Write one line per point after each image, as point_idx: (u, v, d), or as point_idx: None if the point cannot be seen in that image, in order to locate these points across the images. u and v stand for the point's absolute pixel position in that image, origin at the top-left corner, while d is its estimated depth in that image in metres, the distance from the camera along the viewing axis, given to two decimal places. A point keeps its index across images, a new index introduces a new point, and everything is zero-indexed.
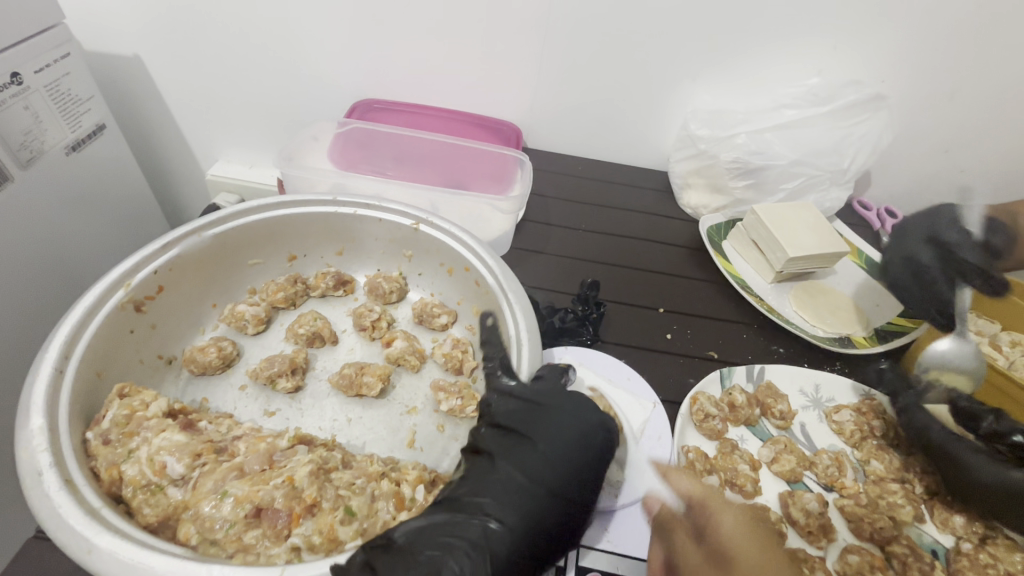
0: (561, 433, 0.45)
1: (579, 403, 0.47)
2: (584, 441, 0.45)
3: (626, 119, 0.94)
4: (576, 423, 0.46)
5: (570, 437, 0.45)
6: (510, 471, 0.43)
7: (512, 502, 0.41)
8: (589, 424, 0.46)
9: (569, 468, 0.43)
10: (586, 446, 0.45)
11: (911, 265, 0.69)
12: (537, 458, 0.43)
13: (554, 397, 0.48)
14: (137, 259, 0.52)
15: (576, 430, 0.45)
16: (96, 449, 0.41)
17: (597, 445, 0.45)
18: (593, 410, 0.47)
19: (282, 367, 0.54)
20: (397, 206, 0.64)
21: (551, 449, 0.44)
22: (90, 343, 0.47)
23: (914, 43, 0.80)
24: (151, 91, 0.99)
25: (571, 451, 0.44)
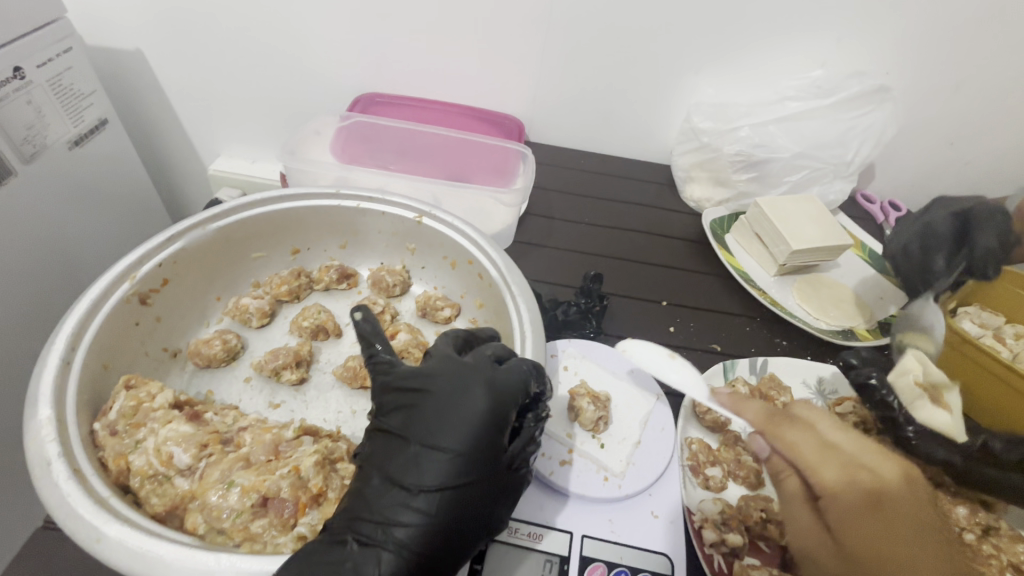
0: (439, 418, 0.40)
1: (458, 378, 0.42)
2: (465, 411, 0.40)
3: (629, 112, 0.94)
4: (454, 401, 0.40)
5: (452, 412, 0.40)
6: (390, 469, 0.39)
7: (395, 503, 0.38)
8: (467, 398, 0.40)
9: (448, 453, 0.39)
10: (467, 422, 0.40)
11: (924, 233, 0.78)
12: (416, 451, 0.39)
13: (432, 378, 0.42)
14: (141, 252, 0.52)
15: (454, 411, 0.40)
16: (103, 440, 0.42)
17: (479, 421, 0.40)
18: (471, 380, 0.41)
19: (286, 359, 0.54)
20: (400, 198, 0.63)
21: (430, 436, 0.39)
22: (96, 335, 0.47)
23: (918, 34, 0.80)
24: (153, 86, 0.99)
25: (451, 435, 0.39)
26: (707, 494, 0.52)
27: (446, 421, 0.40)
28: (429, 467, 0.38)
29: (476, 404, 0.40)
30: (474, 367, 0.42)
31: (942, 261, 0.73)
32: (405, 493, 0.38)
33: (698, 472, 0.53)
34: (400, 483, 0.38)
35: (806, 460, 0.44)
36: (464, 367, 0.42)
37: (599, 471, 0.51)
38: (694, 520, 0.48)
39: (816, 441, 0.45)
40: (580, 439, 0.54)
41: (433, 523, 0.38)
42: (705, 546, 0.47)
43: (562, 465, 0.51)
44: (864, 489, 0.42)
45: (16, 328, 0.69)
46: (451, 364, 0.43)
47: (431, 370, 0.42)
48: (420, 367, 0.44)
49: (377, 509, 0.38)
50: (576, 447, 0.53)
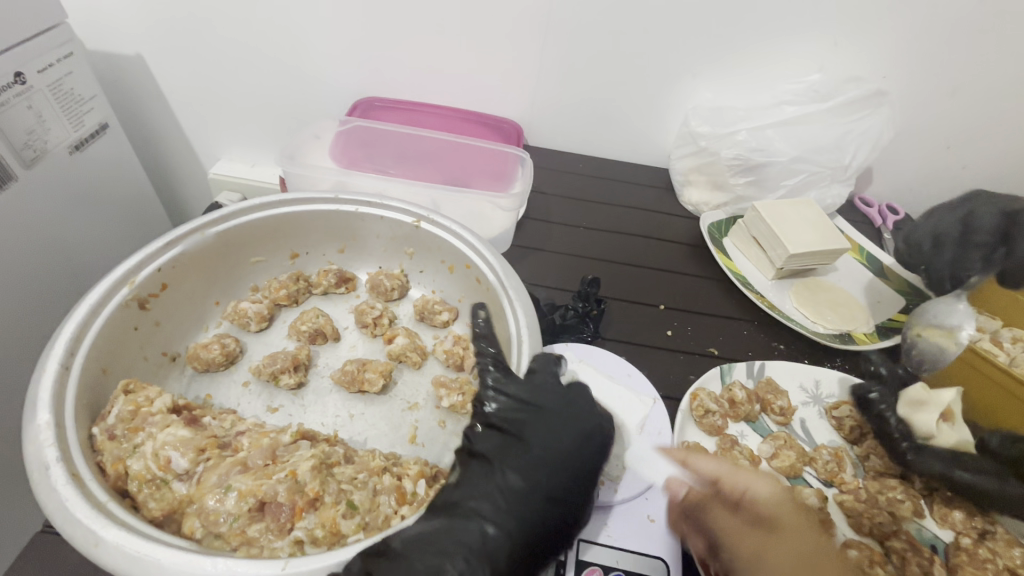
0: (562, 429, 0.46)
1: (575, 398, 0.48)
2: (589, 431, 0.46)
3: (627, 116, 0.94)
4: (574, 416, 0.47)
5: (576, 426, 0.46)
6: (516, 469, 0.43)
7: (517, 499, 0.41)
8: (593, 416, 0.47)
9: (570, 461, 0.44)
10: (587, 437, 0.46)
11: (964, 226, 0.70)
12: (539, 456, 0.44)
13: (551, 393, 0.48)
14: (141, 257, 0.52)
15: (575, 425, 0.46)
16: (102, 444, 0.42)
17: (596, 436, 0.46)
18: (588, 403, 0.48)
19: (284, 363, 0.54)
20: (399, 203, 0.64)
21: (554, 443, 0.45)
22: (95, 340, 0.47)
23: (915, 39, 0.80)
24: (153, 90, 1.00)
25: (573, 446, 0.45)
26: None
27: (572, 433, 0.45)
28: (548, 471, 0.43)
29: (596, 422, 0.47)
30: (585, 393, 0.49)
31: (976, 257, 0.67)
32: (529, 490, 0.42)
33: None
34: (529, 480, 0.42)
35: (718, 477, 0.45)
36: (583, 394, 0.49)
37: (595, 475, 0.51)
38: (688, 525, 0.48)
39: (722, 464, 0.46)
40: None
41: (549, 519, 0.42)
42: (698, 553, 0.46)
43: None
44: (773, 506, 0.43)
45: (16, 332, 0.69)
46: (563, 385, 0.49)
47: (555, 387, 0.48)
48: (531, 379, 0.49)
49: (502, 502, 0.41)
50: None
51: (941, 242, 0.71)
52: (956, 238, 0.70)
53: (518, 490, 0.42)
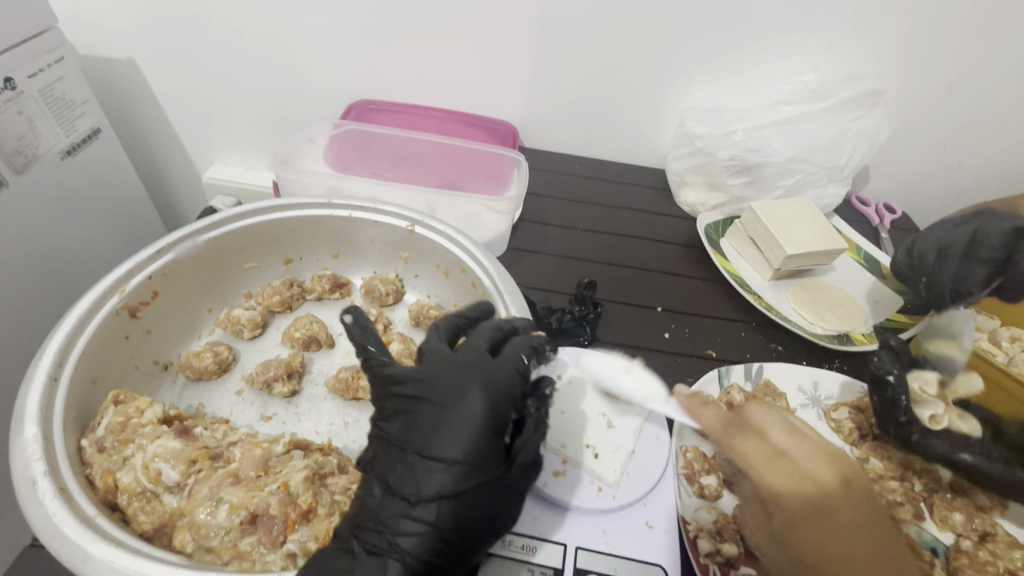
0: (441, 425, 0.40)
1: (452, 378, 0.42)
2: (464, 413, 0.40)
3: (624, 117, 0.94)
4: (447, 405, 0.40)
5: (445, 416, 0.40)
6: (392, 480, 0.40)
7: (398, 512, 0.39)
8: (465, 398, 0.40)
9: (444, 459, 0.39)
10: (462, 424, 0.39)
11: (971, 238, 0.67)
12: (414, 460, 0.39)
13: (427, 384, 0.42)
14: (131, 265, 0.52)
15: (446, 414, 0.40)
16: (91, 457, 0.41)
17: (471, 416, 0.39)
18: (462, 381, 0.41)
19: (278, 371, 0.54)
20: (393, 208, 0.63)
21: (429, 442, 0.39)
22: (84, 351, 0.47)
23: (910, 38, 0.80)
24: (146, 95, 0.99)
25: (447, 442, 0.39)
26: (702, 503, 0.51)
27: (442, 427, 0.40)
28: (432, 471, 0.39)
29: (471, 406, 0.40)
30: (463, 368, 0.42)
31: (981, 273, 0.65)
32: (408, 500, 0.39)
33: (693, 480, 0.52)
34: (402, 492, 0.39)
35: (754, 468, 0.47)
36: (459, 369, 0.42)
37: (593, 482, 0.50)
38: (690, 530, 0.48)
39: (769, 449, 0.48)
40: (575, 450, 0.53)
41: (433, 525, 0.38)
42: (701, 555, 0.47)
43: (557, 476, 0.50)
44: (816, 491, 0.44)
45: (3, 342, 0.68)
46: (446, 367, 0.43)
47: (427, 375, 0.42)
48: (413, 370, 0.44)
49: (382, 517, 0.39)
50: (570, 459, 0.52)
51: (947, 255, 0.69)
52: (959, 253, 0.67)
53: (395, 502, 0.39)
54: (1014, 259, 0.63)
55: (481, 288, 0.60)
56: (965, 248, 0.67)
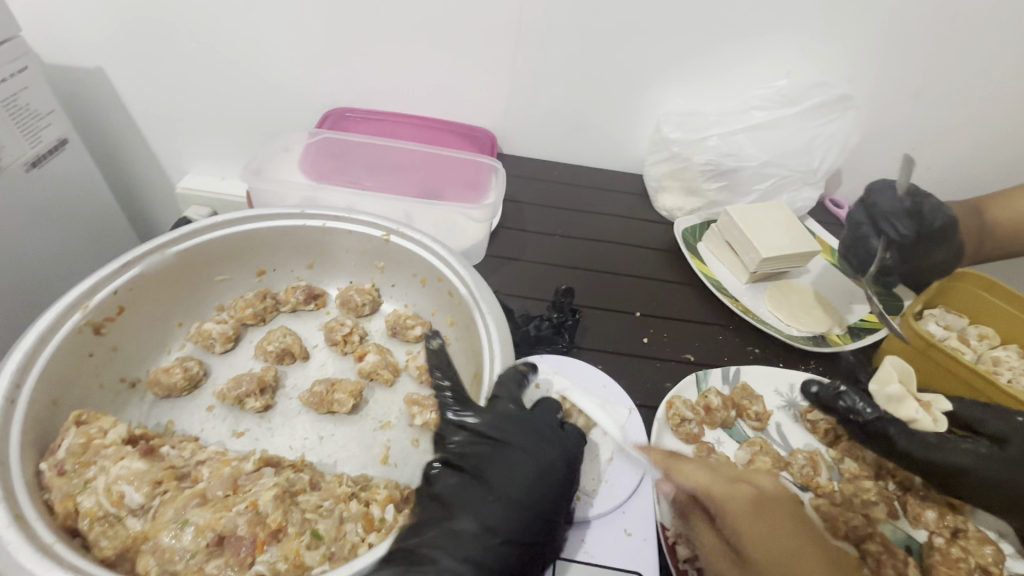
0: (529, 471, 0.43)
1: (530, 430, 0.46)
2: (547, 468, 0.44)
3: (601, 124, 0.94)
4: (533, 454, 0.44)
5: (531, 465, 0.43)
6: (475, 510, 0.41)
7: (477, 541, 0.39)
8: (549, 453, 0.45)
9: (525, 502, 0.42)
10: (543, 476, 0.43)
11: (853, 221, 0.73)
12: (497, 497, 0.41)
13: (507, 429, 0.45)
14: (95, 280, 0.50)
15: (533, 462, 0.44)
16: (50, 481, 0.40)
17: (556, 473, 0.44)
18: (545, 438, 0.46)
19: (250, 386, 0.53)
20: (367, 217, 0.63)
21: (518, 485, 0.42)
22: (44, 370, 0.45)
23: (877, 44, 0.82)
24: (116, 103, 0.97)
25: (525, 485, 0.42)
26: None
27: (529, 473, 0.43)
28: (517, 510, 0.41)
29: (555, 458, 0.44)
30: (541, 426, 0.47)
31: (876, 244, 0.70)
32: (490, 532, 0.40)
33: None
34: (484, 523, 0.40)
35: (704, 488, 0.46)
36: (538, 427, 0.46)
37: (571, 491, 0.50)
38: (669, 536, 0.49)
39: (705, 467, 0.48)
40: None
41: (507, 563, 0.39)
42: (680, 561, 0.48)
43: None
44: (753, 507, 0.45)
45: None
46: (523, 417, 0.46)
47: (504, 420, 0.46)
48: (491, 414, 0.46)
49: (459, 545, 0.39)
50: None
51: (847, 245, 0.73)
52: (848, 243, 0.73)
53: (473, 531, 0.40)
54: (876, 208, 0.71)
55: (458, 298, 0.60)
56: (852, 239, 0.73)
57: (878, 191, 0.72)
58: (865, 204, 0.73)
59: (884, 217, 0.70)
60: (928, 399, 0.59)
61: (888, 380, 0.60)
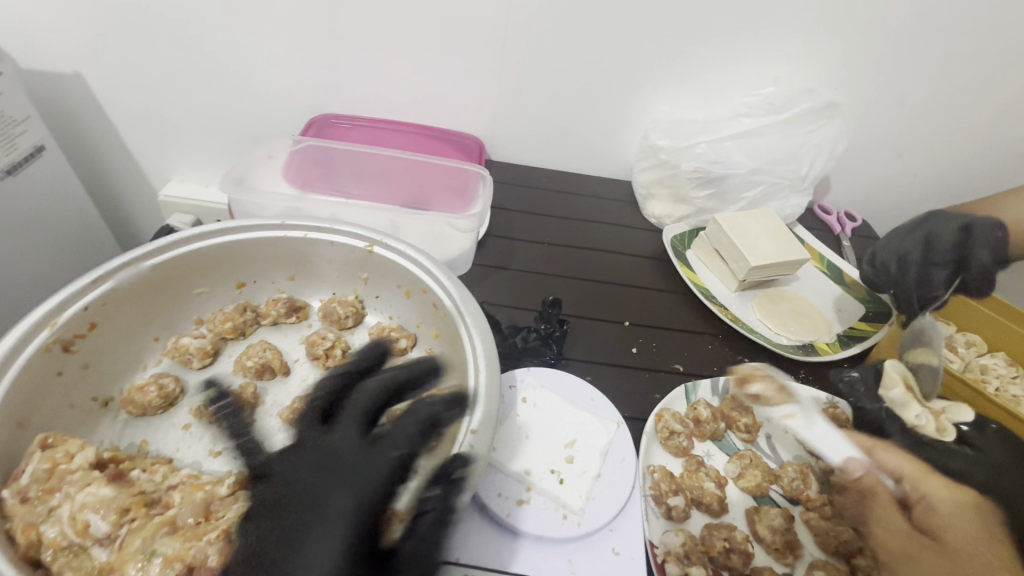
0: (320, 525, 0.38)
1: (320, 473, 0.41)
2: (340, 511, 0.39)
3: (590, 130, 0.94)
4: (321, 507, 0.39)
5: (341, 516, 0.39)
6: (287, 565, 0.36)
7: None
8: (337, 501, 0.40)
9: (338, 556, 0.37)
10: (331, 526, 0.38)
11: (926, 246, 0.71)
12: (312, 550, 0.37)
13: (296, 474, 0.41)
14: (64, 296, 0.48)
15: (307, 513, 0.39)
16: (12, 509, 0.38)
17: (348, 517, 0.39)
18: (334, 482, 0.41)
19: (227, 404, 0.52)
20: (349, 227, 0.61)
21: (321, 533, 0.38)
22: (8, 392, 0.43)
23: (862, 52, 0.82)
24: (96, 110, 0.95)
25: (342, 539, 0.38)
26: (670, 525, 0.51)
27: (332, 522, 0.38)
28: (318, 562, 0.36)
29: (344, 507, 0.39)
30: (337, 467, 0.42)
31: (941, 277, 0.67)
32: None
33: (661, 502, 0.51)
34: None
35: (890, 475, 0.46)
36: (336, 469, 0.41)
37: (556, 510, 0.48)
38: (658, 555, 0.47)
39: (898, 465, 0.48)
40: (538, 475, 0.50)
41: None
42: None
43: (519, 505, 0.48)
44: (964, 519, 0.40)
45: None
46: (326, 461, 0.42)
47: (296, 464, 0.42)
48: (302, 457, 0.42)
49: None
50: (534, 485, 0.50)
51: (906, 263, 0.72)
52: (919, 262, 0.71)
53: None
54: (968, 258, 0.65)
55: (442, 310, 0.59)
56: (897, 269, 0.74)
57: (980, 234, 0.64)
58: (956, 235, 0.67)
59: (970, 262, 0.65)
60: (940, 408, 0.50)
61: (893, 384, 0.55)
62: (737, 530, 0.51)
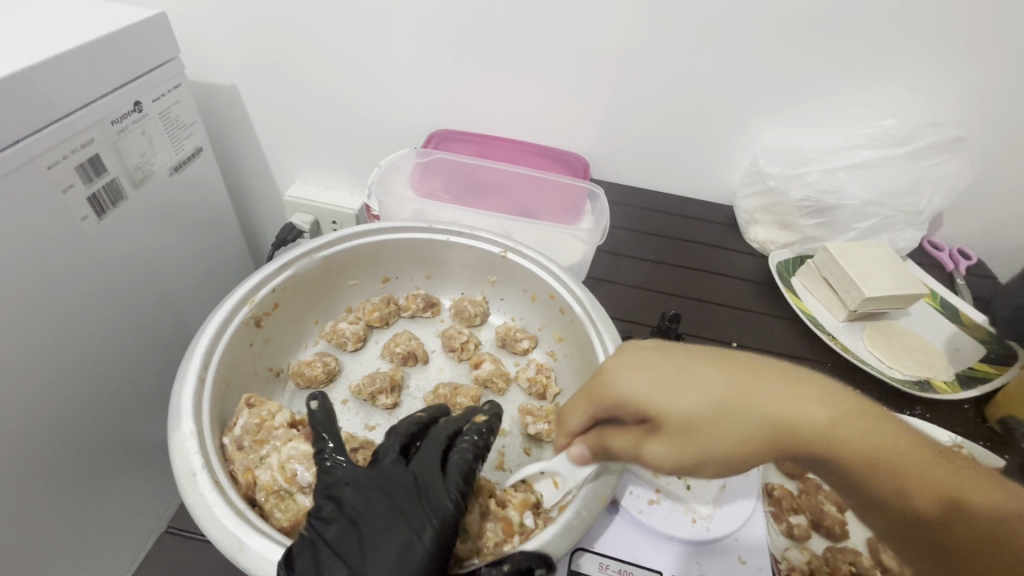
0: (383, 545, 0.38)
1: (376, 471, 0.42)
2: (399, 488, 0.41)
3: (694, 154, 0.96)
4: (380, 484, 0.41)
5: (391, 488, 0.41)
6: (369, 541, 0.38)
7: (385, 558, 0.37)
8: (397, 475, 0.42)
9: (401, 515, 0.39)
10: (386, 499, 0.40)
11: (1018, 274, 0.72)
12: (386, 522, 0.39)
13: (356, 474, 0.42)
14: (259, 278, 0.56)
15: (376, 495, 0.41)
16: (232, 454, 0.45)
17: (403, 489, 0.41)
18: (385, 468, 0.42)
19: (383, 384, 0.57)
20: (487, 234, 0.67)
21: (378, 560, 0.37)
22: (221, 355, 0.51)
23: (990, 87, 0.81)
24: (242, 117, 1.08)
25: (391, 510, 0.40)
26: (790, 543, 0.52)
27: (396, 498, 0.40)
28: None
29: (401, 485, 0.41)
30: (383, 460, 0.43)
31: None
32: (394, 546, 0.38)
33: (781, 519, 0.53)
34: (381, 549, 0.38)
35: (727, 409, 0.40)
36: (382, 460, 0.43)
37: (686, 513, 0.50)
38: (781, 569, 0.50)
39: (665, 373, 0.42)
40: (666, 479, 0.53)
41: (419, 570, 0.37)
42: None
43: (651, 504, 0.51)
44: (757, 431, 0.40)
45: (90, 323, 0.75)
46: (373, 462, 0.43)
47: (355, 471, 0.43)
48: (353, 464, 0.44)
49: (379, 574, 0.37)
50: (663, 487, 0.52)
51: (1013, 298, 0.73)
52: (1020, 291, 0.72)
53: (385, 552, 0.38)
54: None
55: (571, 317, 0.63)
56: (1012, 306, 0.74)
57: None
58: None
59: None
60: None
61: None
62: (863, 555, 0.52)
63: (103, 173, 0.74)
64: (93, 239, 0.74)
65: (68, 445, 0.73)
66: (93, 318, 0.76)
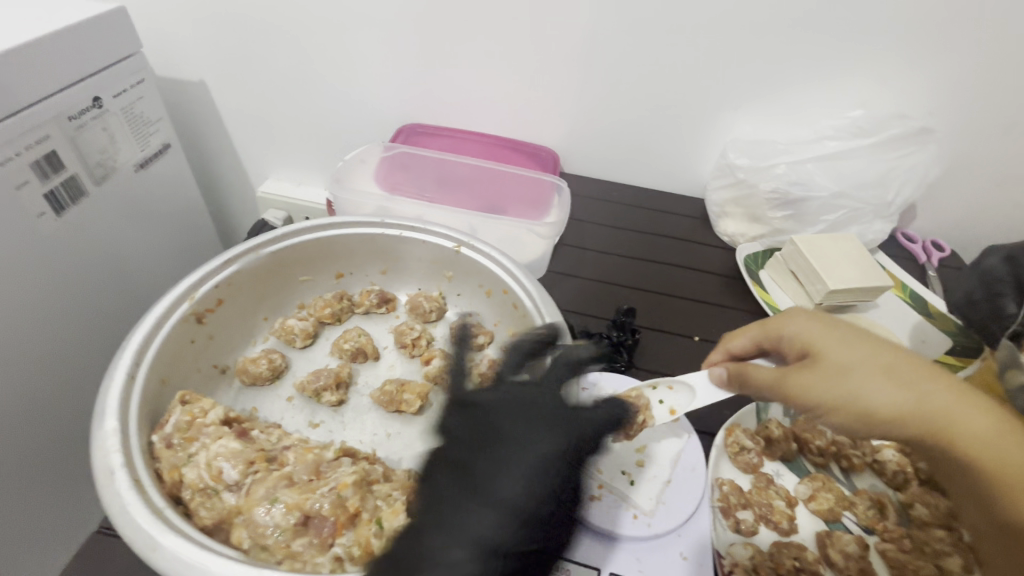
0: (464, 500, 0.42)
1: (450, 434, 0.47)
2: (472, 443, 0.46)
3: (666, 146, 0.95)
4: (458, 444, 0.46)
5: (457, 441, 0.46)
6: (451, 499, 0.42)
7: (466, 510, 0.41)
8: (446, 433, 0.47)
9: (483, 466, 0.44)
10: (468, 456, 0.45)
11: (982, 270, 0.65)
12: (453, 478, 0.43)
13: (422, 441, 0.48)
14: (200, 275, 0.55)
15: (462, 454, 0.45)
16: (160, 451, 0.45)
17: (453, 444, 0.46)
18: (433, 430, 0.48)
19: (327, 381, 0.57)
20: (441, 229, 0.66)
21: (462, 512, 0.41)
22: (157, 352, 0.50)
23: (961, 76, 0.79)
24: (212, 113, 1.07)
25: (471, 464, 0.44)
26: (738, 538, 0.51)
27: (478, 452, 0.45)
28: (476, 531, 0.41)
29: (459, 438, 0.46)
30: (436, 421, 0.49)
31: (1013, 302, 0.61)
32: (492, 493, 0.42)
33: (729, 514, 0.52)
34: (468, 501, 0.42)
35: (882, 369, 0.44)
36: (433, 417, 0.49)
37: (628, 509, 0.50)
38: (725, 565, 0.48)
39: (836, 335, 0.47)
40: (610, 476, 0.53)
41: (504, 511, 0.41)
42: None
43: (593, 500, 0.51)
44: (904, 399, 0.43)
45: (46, 322, 0.75)
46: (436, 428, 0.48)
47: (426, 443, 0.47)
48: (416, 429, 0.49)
49: (468, 521, 0.41)
50: (606, 483, 0.52)
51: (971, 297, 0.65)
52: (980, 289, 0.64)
53: (474, 502, 0.42)
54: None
55: (524, 312, 0.62)
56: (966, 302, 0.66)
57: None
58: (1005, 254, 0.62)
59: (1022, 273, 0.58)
60: None
61: None
62: (810, 550, 0.52)
63: (61, 170, 0.74)
64: (51, 237, 0.74)
65: (20, 444, 0.72)
66: (48, 316, 0.75)
